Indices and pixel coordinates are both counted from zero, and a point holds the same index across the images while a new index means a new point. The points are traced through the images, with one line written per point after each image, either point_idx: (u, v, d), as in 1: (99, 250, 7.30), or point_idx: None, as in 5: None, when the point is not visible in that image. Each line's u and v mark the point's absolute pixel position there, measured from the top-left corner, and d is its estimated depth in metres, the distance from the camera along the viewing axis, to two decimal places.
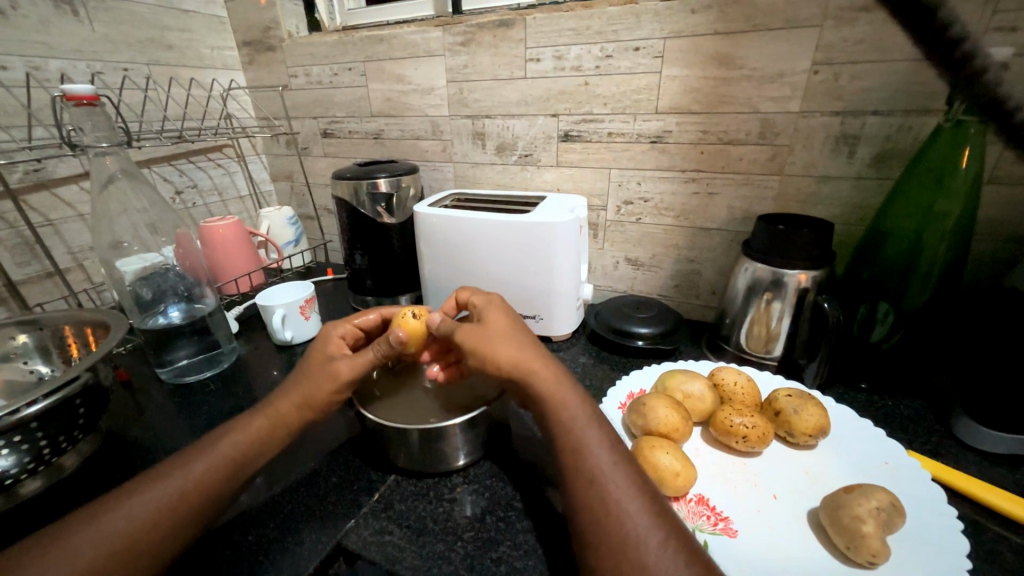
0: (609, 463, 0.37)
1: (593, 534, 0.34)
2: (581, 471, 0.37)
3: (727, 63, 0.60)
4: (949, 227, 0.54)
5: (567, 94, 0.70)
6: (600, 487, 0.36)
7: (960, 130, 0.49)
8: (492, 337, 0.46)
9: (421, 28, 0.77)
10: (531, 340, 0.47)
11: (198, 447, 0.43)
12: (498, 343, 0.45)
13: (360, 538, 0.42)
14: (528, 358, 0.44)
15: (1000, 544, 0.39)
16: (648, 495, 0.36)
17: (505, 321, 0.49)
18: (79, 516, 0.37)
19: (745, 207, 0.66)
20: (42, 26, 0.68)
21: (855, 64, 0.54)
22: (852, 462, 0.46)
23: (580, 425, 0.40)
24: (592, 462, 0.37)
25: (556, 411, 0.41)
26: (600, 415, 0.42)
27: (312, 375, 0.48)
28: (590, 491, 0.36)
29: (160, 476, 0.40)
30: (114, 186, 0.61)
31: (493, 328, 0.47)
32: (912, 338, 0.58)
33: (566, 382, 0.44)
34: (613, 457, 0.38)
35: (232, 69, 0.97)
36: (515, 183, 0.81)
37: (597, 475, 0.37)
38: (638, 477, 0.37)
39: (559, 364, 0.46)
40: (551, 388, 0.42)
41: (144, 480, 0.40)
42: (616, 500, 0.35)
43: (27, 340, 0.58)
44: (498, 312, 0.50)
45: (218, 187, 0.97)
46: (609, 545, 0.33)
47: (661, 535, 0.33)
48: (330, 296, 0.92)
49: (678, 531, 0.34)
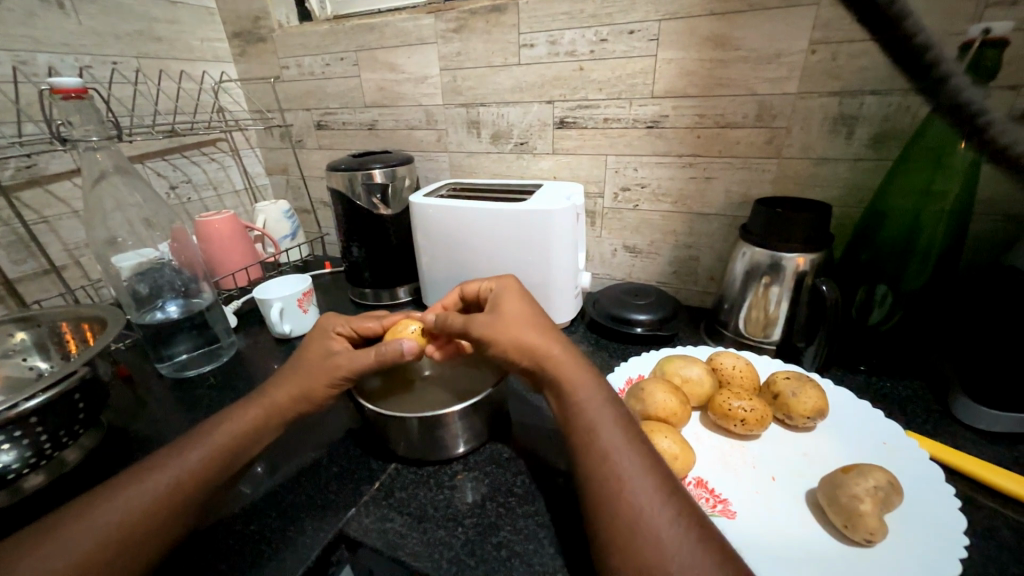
0: (621, 442, 0.38)
1: (606, 512, 0.34)
2: (593, 451, 0.37)
3: (723, 45, 0.59)
4: (949, 206, 0.53)
5: (561, 79, 0.70)
6: (612, 465, 0.36)
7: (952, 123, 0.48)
8: (498, 329, 0.45)
9: (412, 15, 0.76)
10: (545, 325, 0.47)
11: (190, 438, 0.43)
12: (509, 331, 0.45)
13: (362, 526, 0.42)
14: (541, 343, 0.44)
15: (997, 521, 0.40)
16: (660, 472, 0.36)
17: (517, 306, 0.48)
18: (72, 508, 0.37)
19: (743, 191, 0.65)
20: (28, 19, 0.67)
21: (853, 43, 0.53)
22: (851, 443, 0.46)
23: (591, 405, 0.40)
24: (604, 440, 0.38)
25: (569, 393, 0.41)
26: (614, 396, 0.42)
27: (308, 368, 0.48)
28: (602, 469, 0.36)
29: (153, 467, 0.40)
30: (106, 181, 0.61)
31: (505, 316, 0.46)
32: (911, 320, 0.58)
33: (578, 364, 0.44)
34: (624, 435, 0.38)
35: (223, 61, 0.96)
36: (511, 171, 0.81)
37: (609, 454, 0.37)
38: (649, 455, 0.37)
39: (573, 346, 0.46)
40: (563, 372, 0.43)
41: (138, 471, 0.40)
42: (628, 477, 0.35)
43: (26, 337, 0.58)
44: (508, 296, 0.49)
45: (213, 182, 0.97)
46: (623, 520, 0.33)
47: (673, 510, 0.33)
48: (328, 289, 0.92)
49: (691, 508, 0.34)
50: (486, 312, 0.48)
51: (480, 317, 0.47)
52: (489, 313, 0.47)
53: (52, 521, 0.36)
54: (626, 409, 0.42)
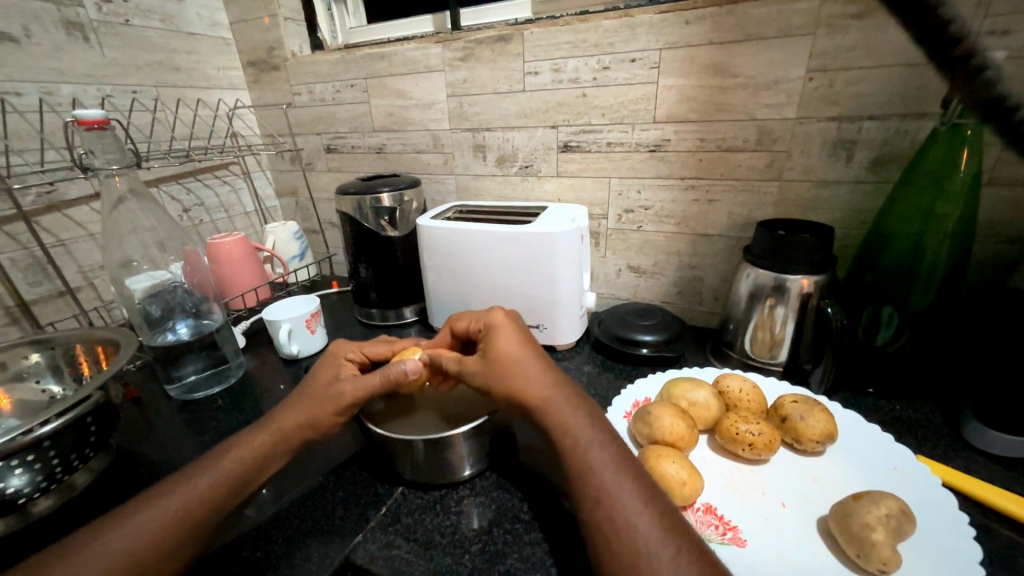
0: (616, 480, 0.37)
1: (605, 551, 0.34)
2: (589, 490, 0.37)
3: (723, 73, 0.61)
4: (950, 228, 0.53)
5: (565, 105, 0.71)
6: (607, 505, 0.36)
7: (956, 133, 0.50)
8: (502, 362, 0.46)
9: (421, 45, 0.79)
10: (545, 363, 0.47)
11: (200, 464, 0.44)
12: (514, 368, 0.46)
13: (368, 552, 0.42)
14: (535, 381, 0.45)
15: (1014, 549, 0.39)
16: (657, 508, 0.36)
17: (514, 343, 0.48)
18: (83, 534, 0.37)
19: (745, 213, 0.66)
20: (54, 52, 0.70)
21: (848, 71, 0.55)
22: (862, 467, 0.46)
23: (586, 443, 0.40)
24: (599, 480, 0.37)
25: (564, 431, 0.41)
26: (607, 428, 0.42)
27: (314, 394, 0.48)
28: (599, 509, 0.36)
29: (162, 493, 0.40)
30: (124, 206, 0.63)
31: (505, 354, 0.47)
32: (918, 341, 0.57)
33: (572, 402, 0.44)
34: (619, 474, 0.38)
35: (238, 88, 0.99)
36: (517, 193, 0.82)
37: (605, 492, 0.37)
38: (646, 491, 0.37)
39: (568, 382, 0.46)
40: (559, 408, 0.43)
41: (146, 498, 0.40)
42: (626, 516, 0.35)
43: (39, 360, 0.59)
44: (500, 331, 0.50)
45: (225, 204, 0.99)
46: (621, 560, 0.33)
47: (672, 549, 0.33)
48: (335, 310, 0.93)
49: (692, 542, 0.34)
50: (487, 349, 0.48)
51: (487, 352, 0.48)
52: (488, 352, 0.48)
53: (61, 548, 0.36)
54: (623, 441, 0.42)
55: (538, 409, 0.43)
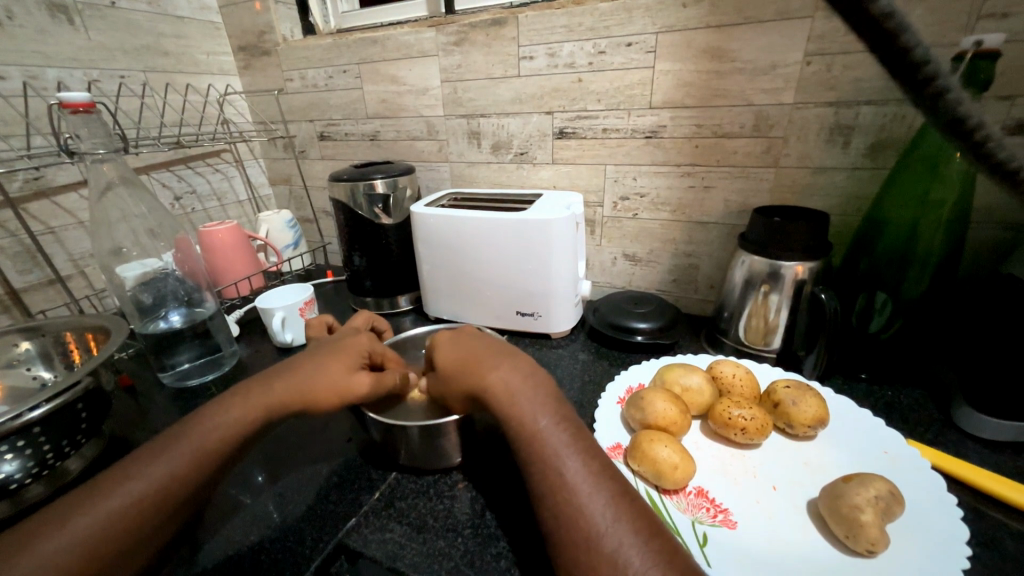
0: (577, 472, 0.37)
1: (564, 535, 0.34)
2: (544, 482, 0.37)
3: (719, 57, 0.60)
4: (945, 215, 0.54)
5: (560, 91, 0.71)
6: (569, 493, 0.36)
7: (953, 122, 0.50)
8: (471, 365, 0.46)
9: (414, 29, 0.77)
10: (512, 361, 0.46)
11: (167, 439, 0.41)
12: (482, 369, 0.44)
13: (361, 537, 0.42)
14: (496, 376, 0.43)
15: (1001, 531, 0.39)
16: (620, 495, 0.36)
17: (485, 347, 0.48)
18: (50, 515, 0.35)
19: (741, 200, 0.66)
20: (39, 35, 0.69)
21: (847, 55, 0.54)
22: (853, 451, 0.46)
23: (544, 434, 0.39)
24: (557, 472, 0.37)
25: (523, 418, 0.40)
26: (570, 417, 0.42)
27: (299, 379, 0.46)
28: (560, 495, 0.36)
29: (128, 474, 0.38)
30: (111, 194, 0.62)
31: (475, 359, 0.46)
32: (911, 327, 0.58)
33: (530, 389, 0.42)
34: (580, 466, 0.37)
35: (229, 74, 0.97)
36: (512, 181, 0.81)
37: (566, 482, 0.36)
38: (610, 478, 0.37)
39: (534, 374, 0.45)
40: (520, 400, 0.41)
41: (115, 474, 0.38)
42: (586, 503, 0.35)
43: (30, 347, 0.59)
44: (447, 337, 0.50)
45: (217, 192, 0.98)
46: (582, 546, 0.33)
47: (633, 538, 0.33)
48: (329, 299, 0.92)
49: (657, 531, 0.34)
50: (459, 353, 0.47)
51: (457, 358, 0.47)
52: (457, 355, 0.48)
53: (29, 529, 0.34)
54: (580, 426, 0.41)
55: (491, 397, 0.42)
